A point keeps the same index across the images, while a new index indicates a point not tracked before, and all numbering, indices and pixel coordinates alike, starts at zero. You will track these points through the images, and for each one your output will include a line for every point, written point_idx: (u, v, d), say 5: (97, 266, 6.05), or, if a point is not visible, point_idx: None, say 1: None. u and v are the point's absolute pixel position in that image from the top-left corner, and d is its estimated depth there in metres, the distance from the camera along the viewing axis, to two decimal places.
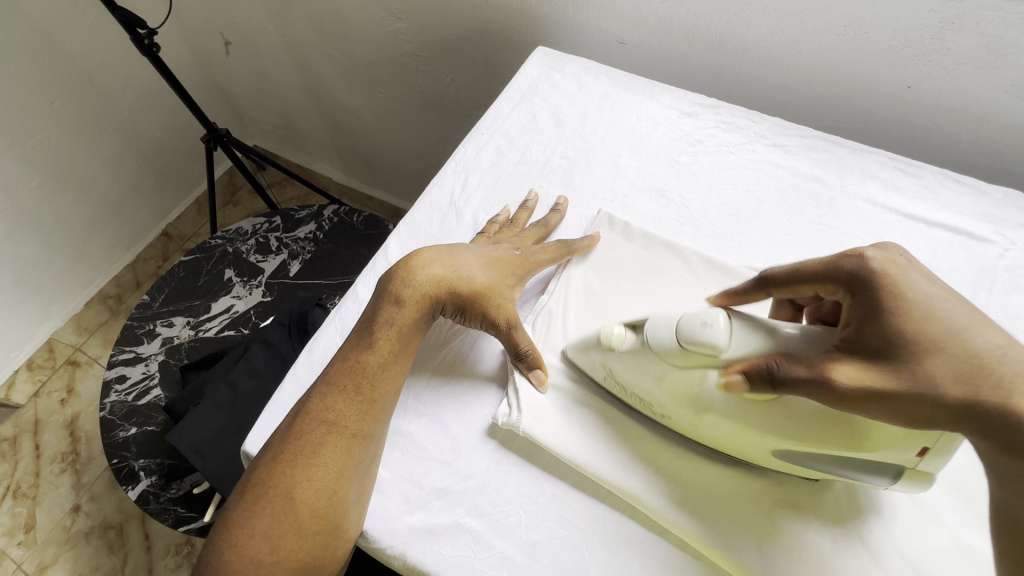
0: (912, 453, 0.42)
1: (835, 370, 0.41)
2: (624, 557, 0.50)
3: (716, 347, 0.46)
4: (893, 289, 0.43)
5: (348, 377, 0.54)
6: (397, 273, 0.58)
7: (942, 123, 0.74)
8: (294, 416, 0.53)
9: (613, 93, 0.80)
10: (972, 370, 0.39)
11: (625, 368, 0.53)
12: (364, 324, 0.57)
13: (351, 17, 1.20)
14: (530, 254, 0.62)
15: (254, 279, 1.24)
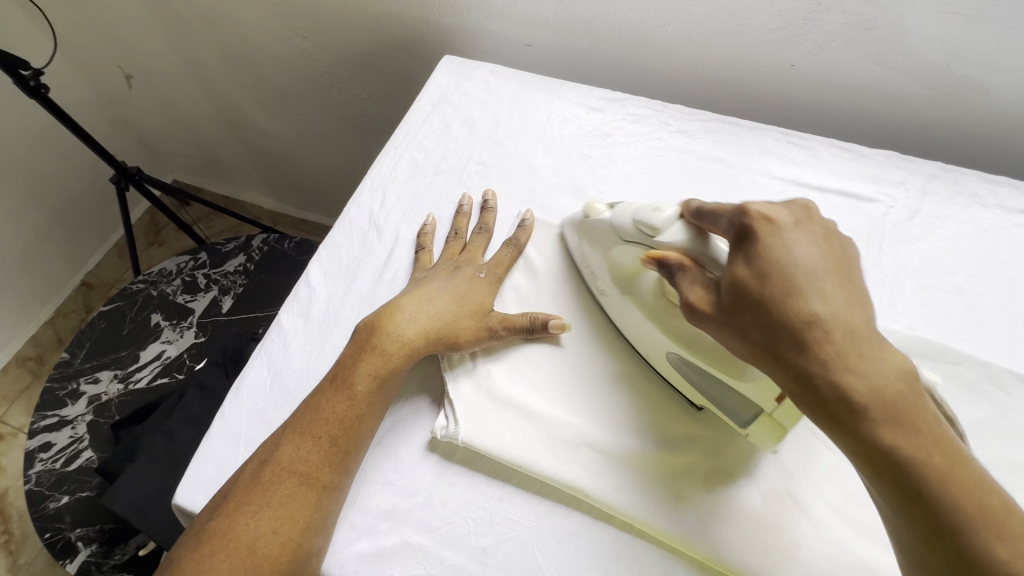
0: (774, 398, 0.48)
1: (688, 296, 0.48)
2: (573, 548, 0.51)
3: (655, 231, 0.53)
4: (755, 242, 0.45)
5: (322, 427, 0.52)
6: (384, 324, 0.58)
7: (827, 96, 0.79)
8: (260, 463, 0.51)
9: (522, 95, 0.81)
10: (807, 326, 0.40)
11: (592, 237, 0.62)
12: (339, 371, 0.56)
13: (258, 41, 1.17)
14: (495, 273, 0.64)
15: (184, 321, 1.18)
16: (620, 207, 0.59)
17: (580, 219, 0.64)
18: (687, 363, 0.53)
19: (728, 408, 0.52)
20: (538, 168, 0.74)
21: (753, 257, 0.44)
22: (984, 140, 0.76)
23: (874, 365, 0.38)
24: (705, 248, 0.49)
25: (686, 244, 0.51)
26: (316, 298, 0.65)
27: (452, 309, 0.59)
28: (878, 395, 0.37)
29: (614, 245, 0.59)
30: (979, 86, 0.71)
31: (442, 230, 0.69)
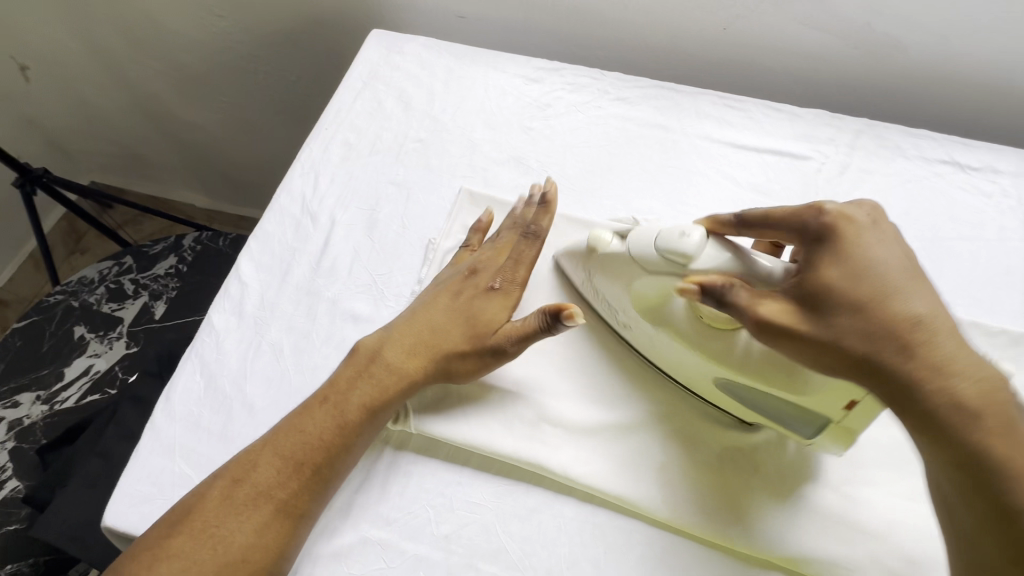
0: (843, 404, 0.45)
1: (760, 304, 0.44)
2: (538, 525, 0.50)
3: (690, 258, 0.49)
4: (842, 242, 0.43)
5: (306, 453, 0.48)
6: (388, 351, 0.53)
7: (759, 58, 0.80)
8: (232, 481, 0.47)
9: (457, 68, 0.78)
10: (905, 329, 0.39)
11: (604, 274, 0.56)
12: (331, 394, 0.51)
13: (169, 22, 1.08)
14: (510, 283, 0.57)
15: (112, 332, 1.08)
16: (636, 233, 0.54)
17: (583, 253, 0.58)
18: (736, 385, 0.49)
19: (783, 419, 0.50)
20: (479, 142, 0.72)
21: (838, 258, 0.43)
22: (904, 95, 0.79)
23: (974, 368, 0.38)
24: (753, 268, 0.47)
25: (731, 266, 0.48)
26: (249, 293, 0.60)
27: (445, 325, 0.54)
28: (984, 397, 0.37)
29: (632, 280, 0.53)
30: (897, 43, 0.73)
31: (379, 213, 0.66)
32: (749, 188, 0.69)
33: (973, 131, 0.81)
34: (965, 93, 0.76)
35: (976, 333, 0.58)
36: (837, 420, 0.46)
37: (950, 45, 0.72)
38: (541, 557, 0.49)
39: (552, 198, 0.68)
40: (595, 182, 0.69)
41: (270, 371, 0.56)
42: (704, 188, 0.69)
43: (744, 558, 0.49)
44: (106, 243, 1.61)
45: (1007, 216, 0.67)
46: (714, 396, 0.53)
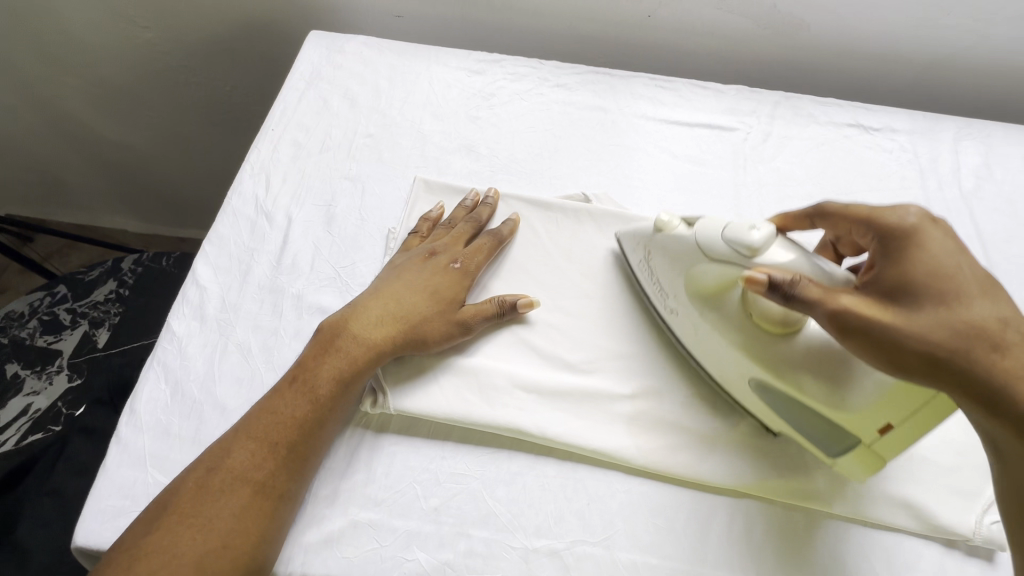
0: (877, 428, 0.45)
1: (840, 301, 0.42)
2: (522, 487, 0.52)
3: (755, 251, 0.48)
4: (922, 241, 0.44)
5: (280, 432, 0.49)
6: (353, 326, 0.54)
7: (682, 42, 0.87)
8: (207, 470, 0.47)
9: (399, 64, 0.79)
10: (987, 332, 0.40)
11: (668, 255, 0.55)
12: (301, 374, 0.52)
13: (84, 35, 1.03)
14: (470, 265, 0.60)
15: (50, 367, 1.01)
16: (707, 219, 0.53)
17: (650, 234, 0.57)
18: (774, 394, 0.50)
19: (814, 434, 0.50)
20: (428, 134, 0.73)
21: (926, 258, 0.43)
22: (811, 69, 0.88)
23: None
24: (821, 271, 0.47)
25: (798, 264, 0.47)
26: (209, 296, 0.59)
27: (413, 304, 0.56)
28: None
29: (696, 262, 0.53)
30: (800, 21, 0.81)
31: (336, 207, 0.66)
32: (685, 159, 0.74)
33: (872, 97, 0.91)
34: (862, 64, 0.86)
35: None
36: (867, 443, 0.47)
37: (845, 20, 0.80)
38: (529, 516, 0.51)
39: (505, 181, 0.71)
40: (545, 163, 0.72)
41: (239, 371, 0.55)
42: (646, 162, 0.74)
43: (713, 491, 0.53)
44: (30, 278, 1.50)
45: (907, 168, 0.76)
46: (749, 404, 0.53)
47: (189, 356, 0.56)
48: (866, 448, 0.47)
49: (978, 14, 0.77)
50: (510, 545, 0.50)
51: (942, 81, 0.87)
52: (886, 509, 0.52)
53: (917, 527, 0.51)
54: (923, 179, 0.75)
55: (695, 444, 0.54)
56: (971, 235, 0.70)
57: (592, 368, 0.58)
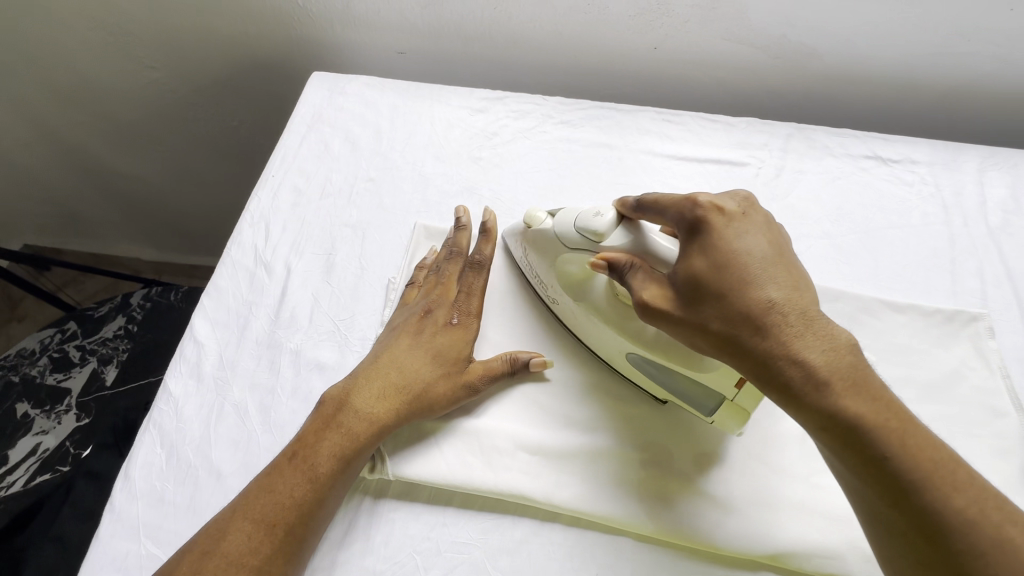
0: (733, 382, 0.49)
1: (641, 295, 0.47)
2: (527, 557, 0.50)
3: (602, 235, 0.53)
4: (711, 233, 0.46)
5: (278, 513, 0.46)
6: (354, 398, 0.52)
7: (690, 73, 0.85)
8: (202, 553, 0.44)
9: (401, 104, 0.78)
10: (762, 310, 0.42)
11: (539, 246, 0.60)
12: (299, 449, 0.49)
13: (93, 75, 1.05)
14: (470, 320, 0.58)
15: (59, 405, 1.01)
16: (567, 210, 0.58)
17: (523, 228, 0.62)
18: (649, 362, 0.53)
19: (685, 397, 0.53)
20: (430, 177, 0.72)
21: (708, 250, 0.46)
22: (824, 98, 0.85)
23: (828, 336, 0.41)
24: (649, 248, 0.50)
25: (632, 245, 0.52)
26: (206, 353, 0.58)
27: (415, 371, 0.54)
28: (833, 368, 0.40)
29: (561, 252, 0.57)
30: (813, 51, 0.79)
31: (336, 256, 0.65)
32: None
33: (890, 124, 0.88)
34: (878, 91, 0.83)
35: (914, 313, 0.62)
36: (729, 396, 0.50)
37: (860, 50, 0.78)
38: None
39: (508, 224, 0.69)
40: (549, 205, 0.71)
41: (237, 436, 0.54)
42: None
43: (728, 562, 0.50)
44: (45, 308, 1.53)
45: (928, 202, 0.72)
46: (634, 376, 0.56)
47: (185, 421, 0.55)
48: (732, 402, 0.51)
49: (1001, 40, 0.74)
50: None
51: (964, 107, 0.83)
52: None
53: None
54: (946, 214, 0.71)
55: (714, 513, 0.51)
56: (1001, 274, 0.67)
57: (601, 426, 0.55)
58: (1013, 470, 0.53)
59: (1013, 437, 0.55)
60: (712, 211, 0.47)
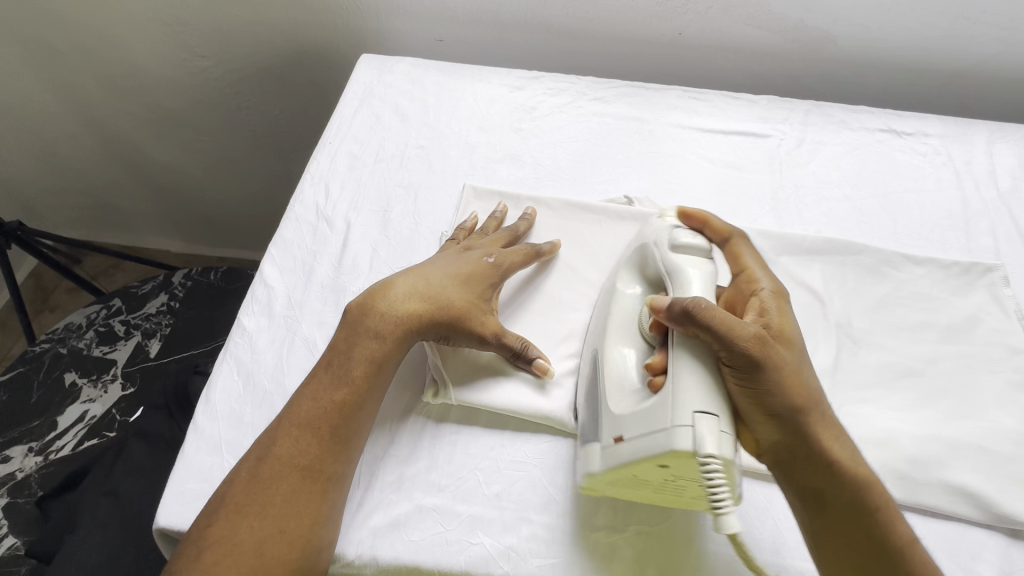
0: (614, 436, 0.47)
1: (697, 220, 0.58)
2: (580, 474, 0.54)
3: (678, 246, 0.53)
4: (698, 220, 0.58)
5: (321, 417, 0.50)
6: (380, 304, 0.55)
7: (712, 58, 0.91)
8: (258, 459, 0.48)
9: (445, 82, 0.84)
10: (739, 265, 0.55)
11: (641, 234, 0.58)
12: (335, 357, 0.53)
13: (144, 63, 1.11)
14: (502, 261, 0.60)
15: (105, 375, 1.05)
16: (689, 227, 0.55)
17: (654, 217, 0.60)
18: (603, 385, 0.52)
19: (591, 427, 0.52)
20: (475, 145, 0.77)
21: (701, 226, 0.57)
22: (838, 81, 0.91)
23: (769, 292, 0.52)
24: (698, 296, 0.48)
25: (689, 279, 0.50)
26: (277, 295, 0.63)
27: (442, 290, 0.56)
28: (780, 305, 0.51)
29: (644, 250, 0.56)
30: (828, 35, 0.84)
31: (393, 213, 0.70)
32: (722, 164, 0.77)
33: (900, 105, 0.93)
34: (890, 73, 0.88)
35: (932, 266, 0.66)
36: (602, 443, 0.49)
37: (872, 34, 0.84)
38: (588, 503, 0.52)
39: (550, 187, 0.74)
40: (586, 169, 0.76)
41: (307, 364, 0.58)
42: (683, 168, 0.77)
43: (769, 481, 0.54)
44: (78, 296, 1.58)
45: (942, 170, 0.77)
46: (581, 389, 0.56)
47: (259, 352, 0.59)
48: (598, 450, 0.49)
49: (1004, 23, 0.80)
50: (572, 530, 0.51)
51: (969, 89, 0.89)
52: (947, 498, 0.52)
53: (979, 516, 0.51)
54: (959, 180, 0.76)
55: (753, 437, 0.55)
56: (1013, 233, 0.71)
57: None
58: None
59: None
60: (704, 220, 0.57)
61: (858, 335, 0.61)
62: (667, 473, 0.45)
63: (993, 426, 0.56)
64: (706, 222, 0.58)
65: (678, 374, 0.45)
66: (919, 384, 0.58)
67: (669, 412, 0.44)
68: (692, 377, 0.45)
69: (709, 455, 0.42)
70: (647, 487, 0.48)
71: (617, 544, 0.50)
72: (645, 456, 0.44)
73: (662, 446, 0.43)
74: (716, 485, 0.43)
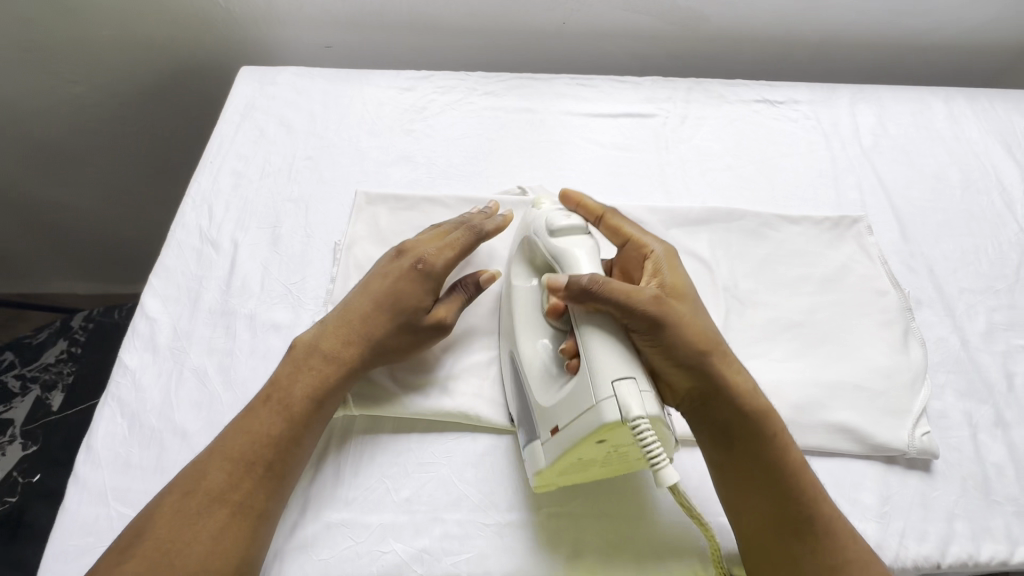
0: (550, 429, 0.48)
1: (579, 201, 0.59)
2: (489, 466, 0.54)
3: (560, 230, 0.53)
4: (574, 201, 0.59)
5: (257, 451, 0.48)
6: (324, 342, 0.54)
7: (596, 45, 0.93)
8: (183, 494, 0.45)
9: (331, 89, 0.82)
10: (625, 240, 0.57)
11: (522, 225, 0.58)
12: (274, 391, 0.51)
13: (7, 91, 1.01)
14: (437, 262, 0.57)
15: (3, 436, 0.94)
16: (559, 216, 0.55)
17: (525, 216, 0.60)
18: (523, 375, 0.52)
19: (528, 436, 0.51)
20: (366, 150, 0.76)
21: (581, 206, 0.58)
22: (716, 57, 0.96)
23: (656, 253, 0.55)
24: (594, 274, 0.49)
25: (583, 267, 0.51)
26: (161, 327, 0.60)
27: (372, 321, 0.54)
28: (666, 263, 0.54)
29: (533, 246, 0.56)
30: (701, 14, 0.88)
31: (285, 228, 0.68)
32: (612, 147, 0.79)
33: (776, 75, 0.99)
34: (761, 46, 0.94)
35: (806, 223, 0.70)
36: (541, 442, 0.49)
37: (739, 11, 0.88)
38: (500, 493, 0.52)
39: (446, 185, 0.74)
40: (481, 164, 0.76)
41: (198, 396, 0.56)
42: (575, 153, 0.78)
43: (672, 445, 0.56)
44: None
45: (812, 133, 0.83)
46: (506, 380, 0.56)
47: (149, 393, 0.56)
48: (541, 471, 0.49)
49: None
50: (484, 523, 0.51)
51: (832, 56, 0.96)
52: (829, 437, 0.56)
53: (858, 449, 0.56)
54: (827, 141, 0.82)
55: None
56: (875, 186, 0.77)
57: None
58: (897, 336, 0.62)
59: (894, 310, 0.64)
60: (583, 202, 0.59)
61: (744, 296, 0.65)
62: (605, 447, 0.46)
63: (865, 364, 0.60)
64: (581, 201, 0.59)
65: (589, 347, 0.46)
66: (799, 334, 0.62)
67: (591, 380, 0.45)
68: (604, 349, 0.46)
69: (636, 418, 0.42)
70: (594, 464, 0.48)
71: (531, 530, 0.51)
72: (582, 437, 0.44)
73: (592, 422, 0.44)
74: (651, 444, 0.42)
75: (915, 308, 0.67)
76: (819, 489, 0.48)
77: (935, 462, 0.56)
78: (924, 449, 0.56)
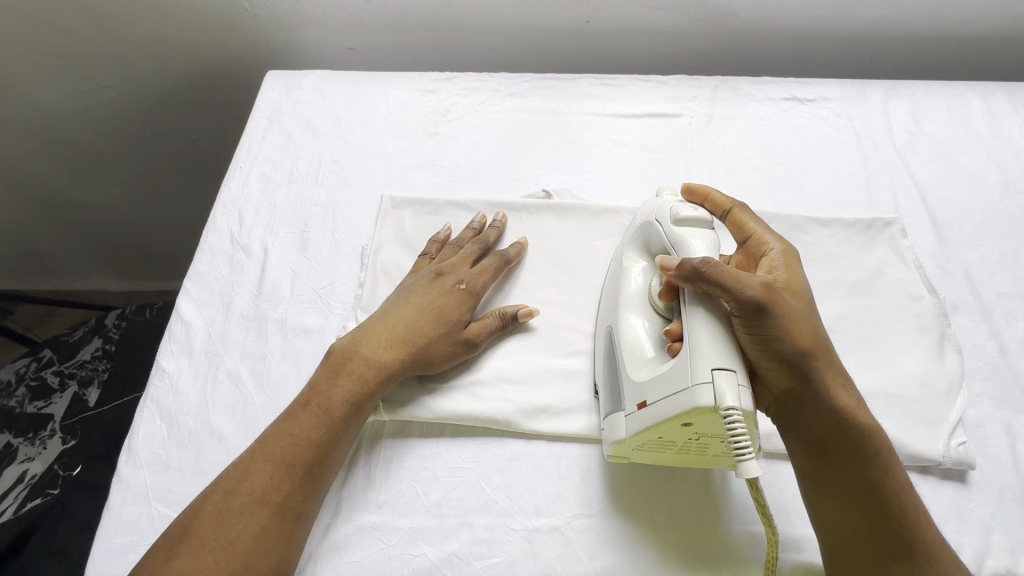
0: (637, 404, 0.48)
1: (705, 191, 0.59)
2: (517, 471, 0.54)
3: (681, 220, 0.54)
4: (701, 191, 0.59)
5: (296, 453, 0.49)
6: (364, 347, 0.55)
7: (620, 43, 0.92)
8: (226, 494, 0.47)
9: (356, 92, 0.83)
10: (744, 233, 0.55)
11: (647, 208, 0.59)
12: (314, 395, 0.52)
13: (43, 97, 1.03)
14: (476, 285, 0.60)
15: (44, 430, 0.98)
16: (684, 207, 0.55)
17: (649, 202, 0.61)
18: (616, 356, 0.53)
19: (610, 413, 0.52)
20: (391, 154, 0.77)
21: (706, 197, 0.59)
22: (743, 53, 0.94)
23: (778, 248, 0.51)
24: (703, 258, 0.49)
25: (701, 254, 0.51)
26: (195, 331, 0.61)
27: (412, 331, 0.56)
28: (786, 259, 0.51)
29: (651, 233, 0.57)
30: (728, 10, 0.87)
31: (314, 232, 0.69)
32: (636, 148, 0.78)
33: (804, 71, 0.97)
34: (790, 41, 0.92)
35: (837, 225, 0.69)
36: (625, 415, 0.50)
37: (768, 6, 0.86)
38: (528, 498, 0.53)
39: (471, 189, 0.74)
40: (505, 167, 0.76)
41: (232, 400, 0.57)
42: (599, 155, 0.78)
43: None
44: None
45: (843, 132, 0.81)
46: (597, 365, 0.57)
47: (186, 395, 0.57)
48: (620, 445, 0.50)
49: None
50: (512, 528, 0.51)
51: (863, 52, 0.93)
52: None
53: None
54: (859, 140, 0.80)
55: None
56: (909, 186, 0.75)
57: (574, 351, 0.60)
58: (932, 342, 0.61)
59: (928, 316, 0.63)
60: (708, 193, 0.58)
61: None
62: (691, 432, 0.46)
63: (898, 371, 0.59)
64: (707, 194, 0.59)
65: (690, 328, 0.46)
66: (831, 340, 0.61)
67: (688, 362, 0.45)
68: (707, 333, 0.45)
69: (729, 408, 0.42)
70: (673, 449, 0.49)
71: (559, 535, 0.51)
72: (670, 416, 0.44)
73: (686, 404, 0.43)
74: (737, 435, 0.41)
75: (950, 313, 0.65)
76: (923, 513, 0.46)
77: (970, 473, 0.55)
78: (960, 459, 0.55)
